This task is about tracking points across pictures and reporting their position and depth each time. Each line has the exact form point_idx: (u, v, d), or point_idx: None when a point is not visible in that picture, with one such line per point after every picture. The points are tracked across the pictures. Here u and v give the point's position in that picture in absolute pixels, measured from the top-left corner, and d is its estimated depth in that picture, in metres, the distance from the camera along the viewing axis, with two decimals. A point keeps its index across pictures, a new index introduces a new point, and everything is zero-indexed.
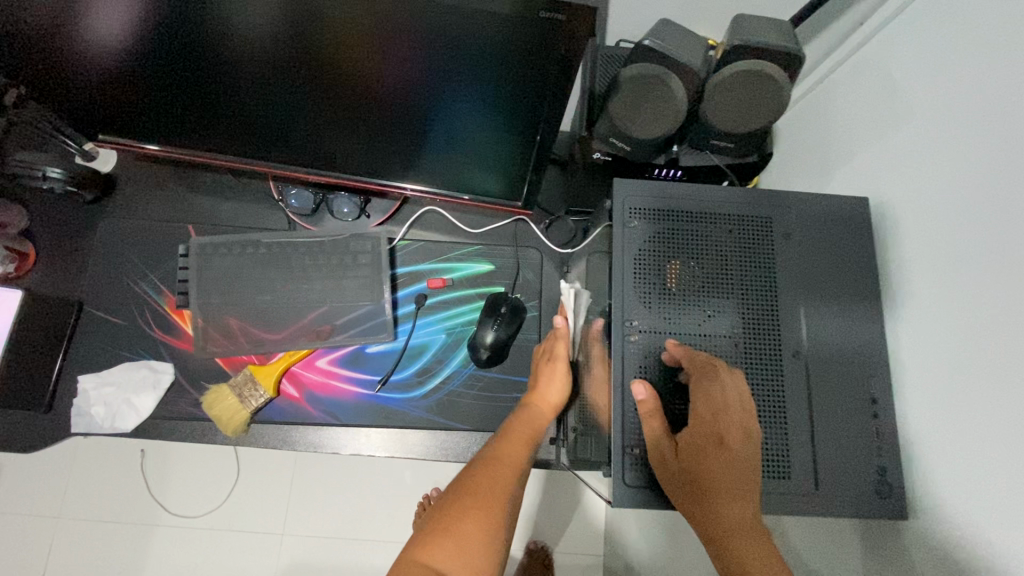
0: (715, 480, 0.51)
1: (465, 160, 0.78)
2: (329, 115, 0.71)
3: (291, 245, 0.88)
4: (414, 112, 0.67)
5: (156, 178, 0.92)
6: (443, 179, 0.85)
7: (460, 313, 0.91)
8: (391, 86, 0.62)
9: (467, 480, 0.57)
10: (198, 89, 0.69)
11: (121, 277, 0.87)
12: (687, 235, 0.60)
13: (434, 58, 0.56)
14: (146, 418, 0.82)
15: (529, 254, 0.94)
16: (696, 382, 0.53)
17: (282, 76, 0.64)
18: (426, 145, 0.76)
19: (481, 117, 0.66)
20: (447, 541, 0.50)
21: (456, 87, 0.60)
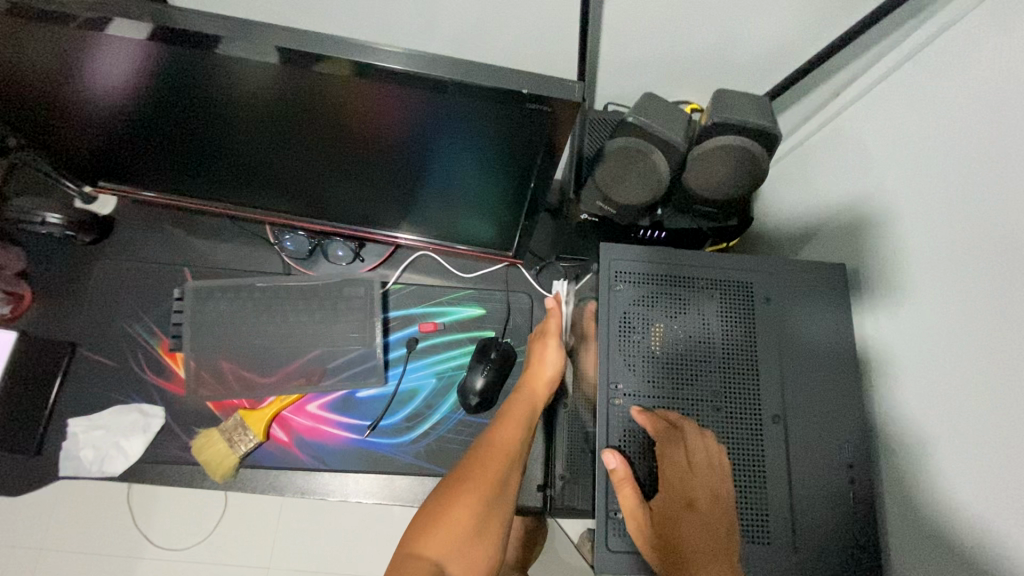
0: (689, 544, 0.52)
1: (458, 210, 0.80)
2: (327, 166, 0.72)
3: (286, 289, 0.89)
4: (410, 167, 0.70)
5: (154, 221, 0.93)
6: (437, 228, 0.87)
7: (450, 358, 0.92)
8: (388, 145, 0.65)
9: (460, 473, 0.61)
10: (202, 143, 0.71)
11: (116, 319, 0.88)
12: (671, 300, 0.62)
13: (432, 125, 0.59)
14: (134, 463, 0.82)
15: (520, 299, 0.95)
16: (662, 449, 0.54)
17: (279, 134, 0.66)
18: (421, 197, 0.78)
19: (474, 175, 0.69)
20: (440, 530, 0.55)
21: (450, 147, 0.63)
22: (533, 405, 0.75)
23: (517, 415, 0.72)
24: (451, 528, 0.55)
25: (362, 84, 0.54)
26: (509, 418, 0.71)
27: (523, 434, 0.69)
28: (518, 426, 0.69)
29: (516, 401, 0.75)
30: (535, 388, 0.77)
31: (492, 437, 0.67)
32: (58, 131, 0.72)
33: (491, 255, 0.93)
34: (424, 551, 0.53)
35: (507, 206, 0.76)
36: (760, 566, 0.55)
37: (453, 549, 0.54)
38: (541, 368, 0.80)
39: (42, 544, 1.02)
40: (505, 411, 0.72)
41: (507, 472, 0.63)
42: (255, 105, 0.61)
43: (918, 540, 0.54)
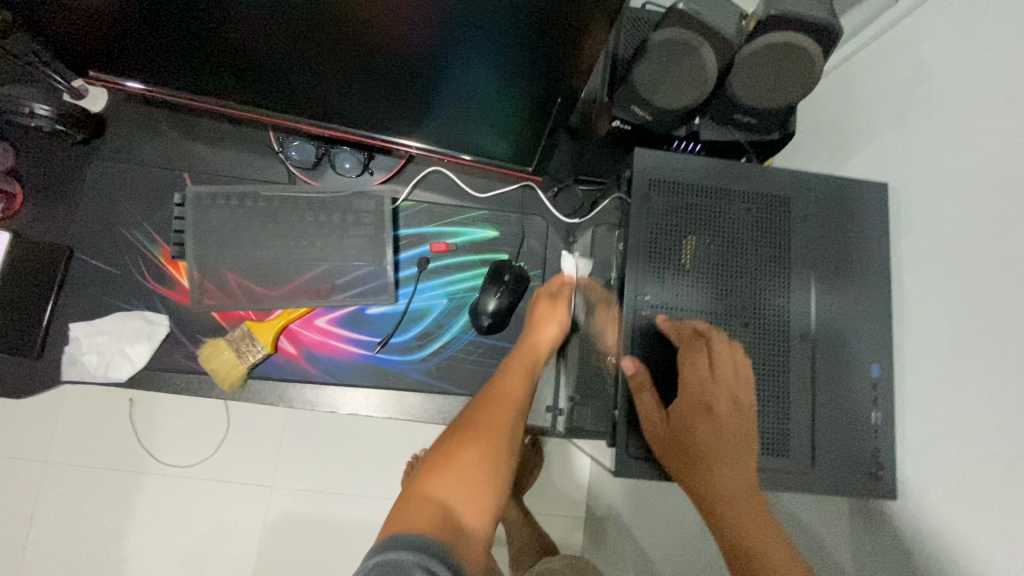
0: (707, 446, 0.52)
1: (478, 120, 0.75)
2: (334, 59, 0.65)
3: (293, 201, 0.86)
4: (427, 60, 0.62)
5: (150, 121, 0.87)
6: (452, 141, 0.82)
7: (462, 279, 0.89)
8: (404, 26, 0.57)
9: (463, 425, 0.58)
10: (183, 22, 0.62)
11: (114, 224, 0.84)
12: (703, 211, 0.59)
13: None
14: (139, 369, 0.80)
15: (535, 222, 0.92)
16: (684, 356, 0.54)
17: (282, 15, 0.59)
18: (436, 103, 0.72)
19: (498, 71, 0.62)
20: (447, 475, 0.52)
21: (479, 35, 0.56)
22: (536, 362, 0.72)
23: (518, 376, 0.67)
24: (459, 475, 0.52)
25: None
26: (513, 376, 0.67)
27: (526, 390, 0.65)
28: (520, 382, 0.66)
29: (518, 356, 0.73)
30: (536, 345, 0.74)
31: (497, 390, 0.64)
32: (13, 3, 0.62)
33: (506, 172, 0.88)
34: (432, 492, 0.51)
35: (532, 113, 0.69)
36: (773, 474, 0.56)
37: (462, 493, 0.51)
38: (546, 328, 0.76)
39: (53, 450, 1.03)
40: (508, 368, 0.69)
41: (514, 422, 0.60)
42: None
43: (929, 456, 0.54)
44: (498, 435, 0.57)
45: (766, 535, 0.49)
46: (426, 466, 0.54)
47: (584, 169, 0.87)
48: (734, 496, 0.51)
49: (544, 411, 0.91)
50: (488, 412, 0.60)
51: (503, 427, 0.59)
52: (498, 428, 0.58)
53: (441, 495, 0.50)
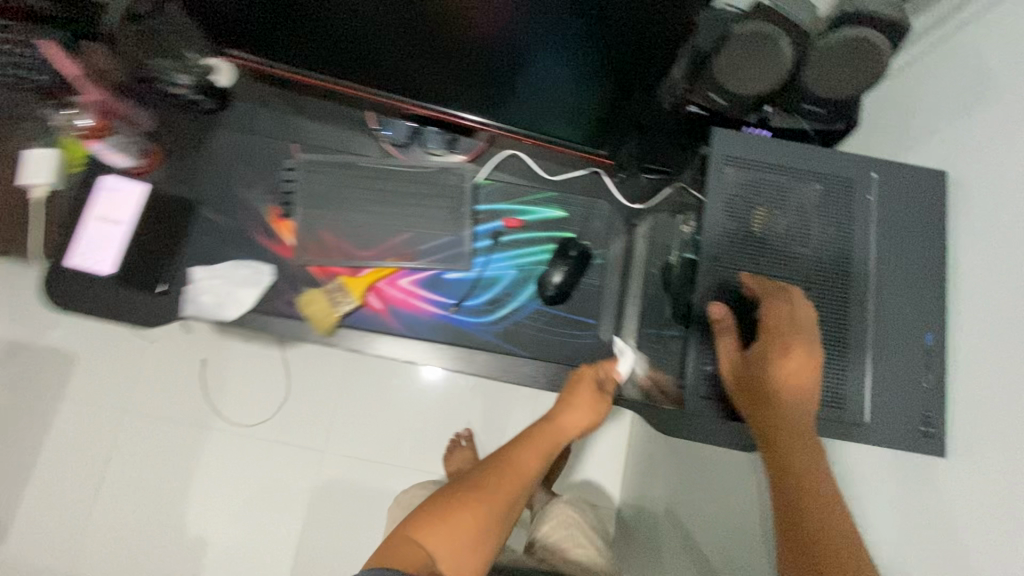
0: (778, 385, 0.58)
1: (562, 93, 0.82)
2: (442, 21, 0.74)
3: (387, 172, 0.96)
4: (521, 36, 0.73)
5: (266, 97, 0.98)
6: (534, 122, 0.89)
7: (531, 253, 0.97)
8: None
9: (471, 481, 0.64)
10: None
11: (232, 184, 0.95)
12: (775, 186, 0.66)
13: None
14: (245, 311, 0.90)
15: (601, 206, 0.99)
16: (768, 303, 0.60)
17: None
18: (525, 73, 0.80)
19: (586, 47, 0.72)
20: (441, 526, 0.59)
21: None
22: (556, 440, 0.73)
23: (539, 443, 0.72)
24: (451, 528, 0.59)
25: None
26: (533, 442, 0.72)
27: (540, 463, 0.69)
28: (537, 453, 0.70)
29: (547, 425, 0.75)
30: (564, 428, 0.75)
31: (512, 456, 0.68)
32: None
33: (573, 154, 0.95)
34: (423, 540, 0.58)
35: (609, 92, 0.79)
36: (830, 426, 0.62)
37: (450, 551, 0.58)
38: (578, 410, 0.77)
39: None
40: (532, 434, 0.73)
41: (518, 494, 0.65)
42: None
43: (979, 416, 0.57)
44: (498, 504, 0.63)
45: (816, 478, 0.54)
46: (425, 510, 0.61)
47: (647, 157, 0.91)
48: (795, 441, 0.56)
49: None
50: (496, 475, 0.66)
51: (505, 496, 0.64)
52: (501, 495, 0.64)
53: (431, 545, 0.58)
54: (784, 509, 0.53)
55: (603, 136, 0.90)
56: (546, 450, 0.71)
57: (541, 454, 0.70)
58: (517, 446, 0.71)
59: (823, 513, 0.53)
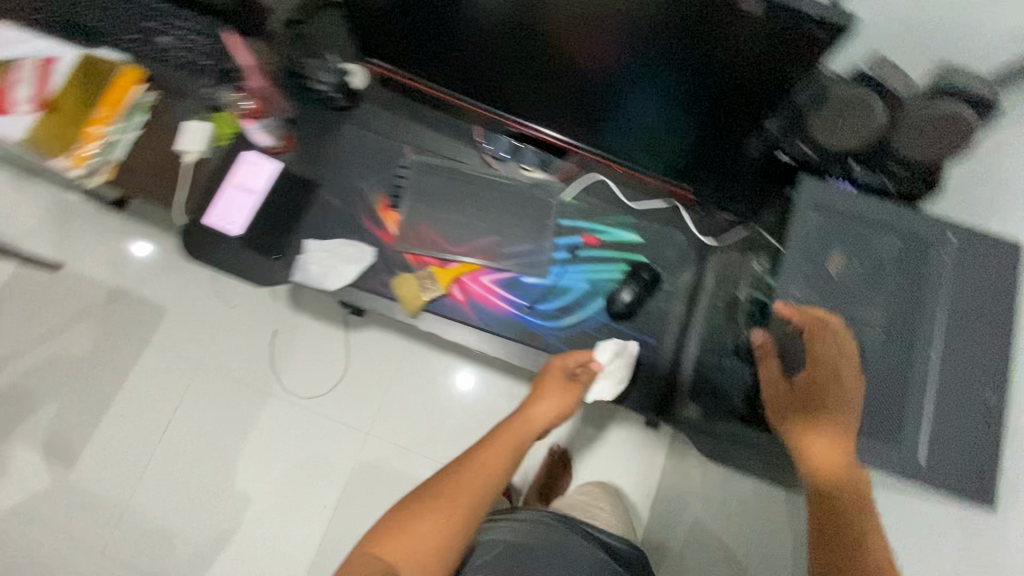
0: (824, 408, 0.66)
1: (654, 131, 0.91)
2: (557, 62, 0.85)
3: (486, 180, 1.07)
4: (622, 77, 0.83)
5: (390, 102, 1.11)
6: (623, 151, 0.98)
7: (604, 270, 1.03)
8: (612, 46, 0.78)
9: (433, 493, 0.77)
10: (462, 22, 0.85)
11: (350, 174, 1.08)
12: (854, 235, 0.71)
13: (665, 17, 0.71)
14: (345, 285, 1.02)
15: (676, 237, 1.05)
16: (811, 335, 0.68)
17: (534, 20, 0.79)
18: (623, 109, 0.89)
19: (680, 95, 0.81)
20: (403, 538, 0.71)
21: (687, 49, 0.73)
22: (522, 438, 0.87)
23: (499, 447, 0.84)
24: (410, 540, 0.71)
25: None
26: (494, 449, 0.84)
27: (497, 469, 0.81)
28: (497, 459, 0.82)
29: (509, 429, 0.88)
30: (529, 426, 0.88)
31: (472, 465, 0.81)
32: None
33: (657, 183, 1.03)
34: (384, 553, 0.70)
35: (698, 136, 0.87)
36: (887, 462, 0.65)
37: (410, 558, 0.70)
38: (548, 403, 0.90)
39: None
40: (494, 439, 0.85)
41: (476, 502, 0.77)
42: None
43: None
44: (457, 510, 0.75)
45: (845, 491, 0.63)
46: (388, 523, 0.74)
47: (725, 200, 0.95)
48: (829, 461, 0.64)
49: (651, 400, 1.00)
50: (457, 483, 0.78)
51: (463, 503, 0.76)
52: (459, 503, 0.76)
53: (390, 556, 0.70)
54: (820, 528, 0.63)
55: (689, 173, 0.96)
56: (507, 453, 0.84)
57: (500, 460, 0.82)
58: (477, 453, 0.83)
59: (856, 524, 0.62)
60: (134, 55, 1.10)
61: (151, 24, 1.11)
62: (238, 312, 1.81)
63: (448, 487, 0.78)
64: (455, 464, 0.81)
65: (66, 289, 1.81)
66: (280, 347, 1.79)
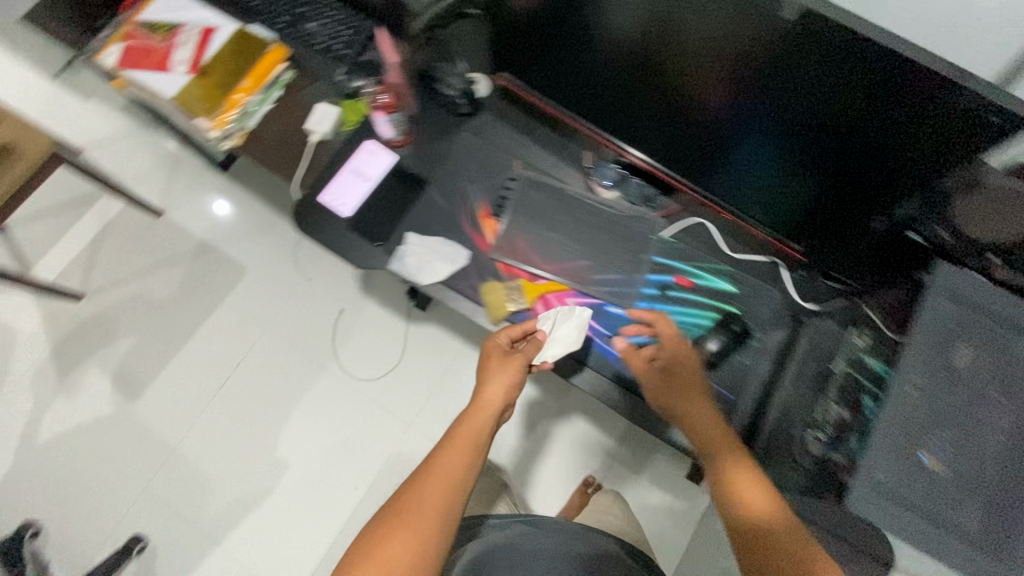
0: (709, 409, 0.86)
1: (767, 188, 0.91)
2: (682, 109, 0.86)
3: (590, 205, 1.08)
4: (731, 126, 0.83)
5: (508, 114, 1.14)
6: (732, 200, 0.98)
7: (692, 315, 1.03)
8: (726, 96, 0.79)
9: (396, 510, 0.73)
10: (595, 61, 0.87)
11: (459, 177, 1.12)
12: (987, 331, 0.68)
13: (786, 75, 0.71)
14: (437, 282, 1.05)
15: (770, 295, 1.04)
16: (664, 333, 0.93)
17: (668, 68, 0.81)
18: (739, 164, 0.89)
19: (804, 159, 0.81)
20: (373, 562, 0.69)
21: (824, 118, 0.73)
22: (481, 428, 0.83)
23: (460, 442, 0.80)
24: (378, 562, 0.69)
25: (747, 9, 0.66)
26: (456, 446, 0.80)
27: (461, 471, 0.78)
28: (460, 456, 0.79)
29: (467, 419, 0.84)
30: (488, 415, 0.84)
31: (434, 469, 0.77)
32: (503, 18, 0.90)
33: (754, 233, 1.01)
34: None
35: (807, 191, 0.86)
36: (865, 503, 0.64)
37: None
38: (494, 385, 0.87)
39: None
40: (455, 435, 0.81)
41: (444, 508, 0.74)
42: (673, 34, 0.75)
43: None
44: (422, 522, 0.72)
45: (764, 502, 0.72)
46: (361, 543, 0.72)
47: (829, 253, 0.93)
48: (747, 475, 0.75)
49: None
50: (419, 495, 0.74)
51: (426, 516, 0.73)
52: (422, 514, 0.73)
53: None
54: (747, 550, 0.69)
55: (790, 227, 0.94)
56: (470, 448, 0.80)
57: (463, 459, 0.79)
58: (439, 453, 0.79)
59: (772, 530, 0.69)
60: (280, 34, 1.18)
61: (302, 11, 1.19)
62: (310, 286, 1.89)
63: (413, 498, 0.74)
64: (416, 472, 0.78)
65: (163, 234, 1.94)
66: (342, 326, 1.85)
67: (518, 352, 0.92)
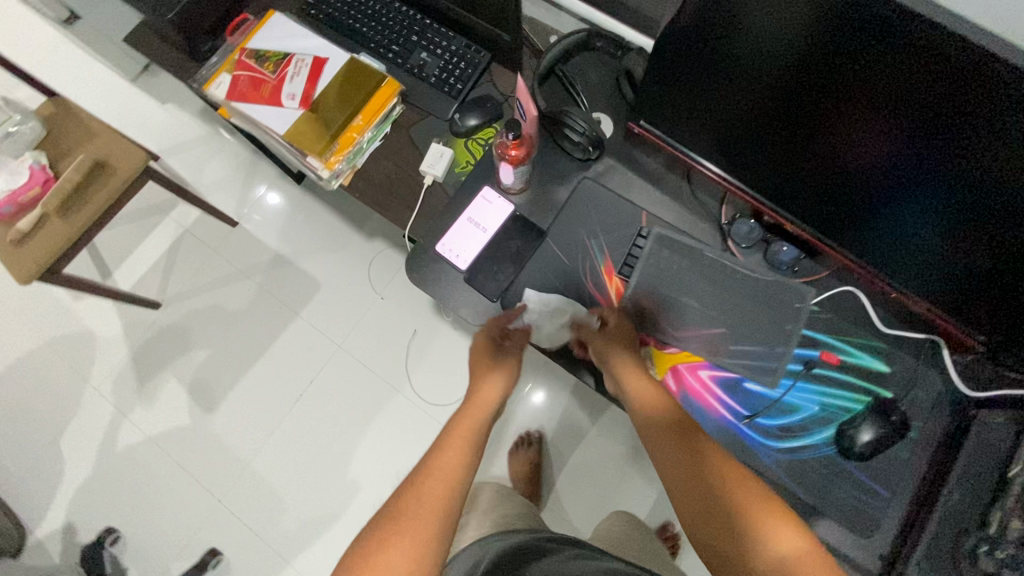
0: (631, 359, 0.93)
1: (917, 252, 0.81)
2: (816, 157, 0.79)
3: (728, 267, 0.99)
4: (882, 181, 0.75)
5: (634, 160, 1.05)
6: (880, 262, 0.88)
7: (840, 396, 0.93)
8: (888, 151, 0.70)
9: (394, 513, 0.72)
10: (723, 103, 0.82)
11: (578, 226, 1.02)
12: None
13: (957, 142, 0.62)
14: (557, 344, 0.98)
15: (931, 377, 0.93)
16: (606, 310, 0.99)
17: (797, 114, 0.74)
18: (884, 221, 0.80)
19: (961, 223, 0.71)
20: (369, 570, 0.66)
21: (987, 179, 0.64)
22: (481, 415, 0.90)
23: (456, 444, 0.82)
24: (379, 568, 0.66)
25: (919, 73, 0.59)
26: (453, 446, 0.82)
27: (458, 467, 0.79)
28: (457, 455, 0.80)
29: (458, 423, 0.87)
30: (483, 408, 0.91)
31: (434, 466, 0.79)
32: (654, 71, 0.85)
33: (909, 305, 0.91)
34: None
35: (976, 265, 0.75)
36: None
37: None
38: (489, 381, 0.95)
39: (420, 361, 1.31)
40: (445, 441, 0.83)
41: (445, 504, 0.74)
42: (806, 81, 0.69)
43: None
44: (423, 521, 0.71)
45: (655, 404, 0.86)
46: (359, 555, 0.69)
47: (1008, 339, 0.82)
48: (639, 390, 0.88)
49: (874, 557, 0.90)
50: (418, 499, 0.74)
51: (430, 509, 0.73)
52: (425, 516, 0.72)
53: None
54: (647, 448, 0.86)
55: (956, 302, 0.83)
56: (472, 430, 0.86)
57: (459, 454, 0.81)
58: (433, 458, 0.81)
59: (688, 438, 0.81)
60: (391, 66, 1.12)
61: (415, 39, 1.11)
62: (386, 304, 1.85)
63: (415, 503, 0.73)
64: (410, 479, 0.78)
65: (240, 245, 1.92)
66: (416, 347, 1.81)
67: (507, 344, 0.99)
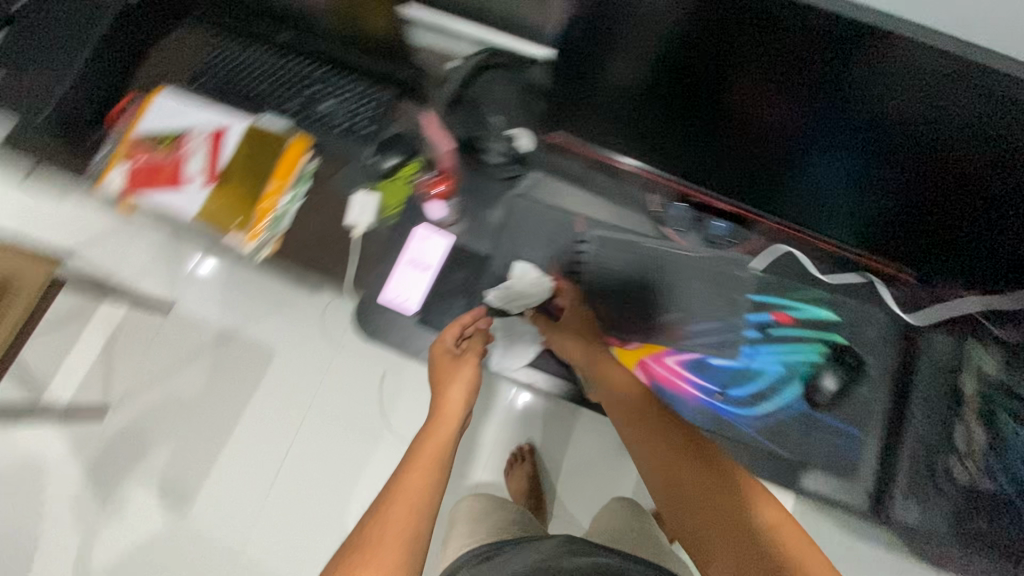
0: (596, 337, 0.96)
1: (841, 202, 0.81)
2: (724, 135, 0.77)
3: (669, 253, 1.04)
4: (792, 144, 0.74)
5: (560, 167, 1.06)
6: (808, 218, 0.88)
7: (798, 352, 1.00)
8: (789, 118, 0.69)
9: (356, 541, 0.58)
10: (622, 100, 0.79)
11: (523, 245, 1.05)
12: None
13: (850, 101, 0.62)
14: None
15: (874, 313, 0.99)
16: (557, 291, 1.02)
17: (694, 99, 0.73)
18: (803, 180, 0.80)
19: (874, 170, 0.71)
20: None
21: (886, 130, 0.64)
22: (450, 423, 0.80)
23: (422, 462, 0.70)
24: None
25: (796, 45, 0.57)
26: (418, 462, 0.69)
27: (428, 479, 0.67)
28: (424, 470, 0.68)
29: (425, 438, 0.76)
30: (449, 420, 0.80)
31: (399, 480, 0.66)
32: (555, 78, 0.81)
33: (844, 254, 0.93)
34: None
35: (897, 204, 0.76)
36: None
37: None
38: (451, 388, 0.87)
39: None
40: (414, 457, 0.71)
41: (420, 518, 0.61)
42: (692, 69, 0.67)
43: None
44: (393, 537, 0.58)
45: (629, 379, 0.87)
46: None
47: (940, 267, 0.84)
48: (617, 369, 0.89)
49: (863, 495, 0.95)
50: (381, 519, 0.60)
51: (401, 522, 0.60)
52: (396, 533, 0.58)
53: None
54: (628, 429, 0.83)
55: (890, 243, 0.85)
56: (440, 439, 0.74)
57: (426, 470, 0.68)
58: (400, 475, 0.68)
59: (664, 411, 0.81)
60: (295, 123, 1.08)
61: (314, 91, 1.08)
62: None
63: (382, 522, 0.60)
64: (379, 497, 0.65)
65: None
66: None
67: (468, 352, 0.93)
